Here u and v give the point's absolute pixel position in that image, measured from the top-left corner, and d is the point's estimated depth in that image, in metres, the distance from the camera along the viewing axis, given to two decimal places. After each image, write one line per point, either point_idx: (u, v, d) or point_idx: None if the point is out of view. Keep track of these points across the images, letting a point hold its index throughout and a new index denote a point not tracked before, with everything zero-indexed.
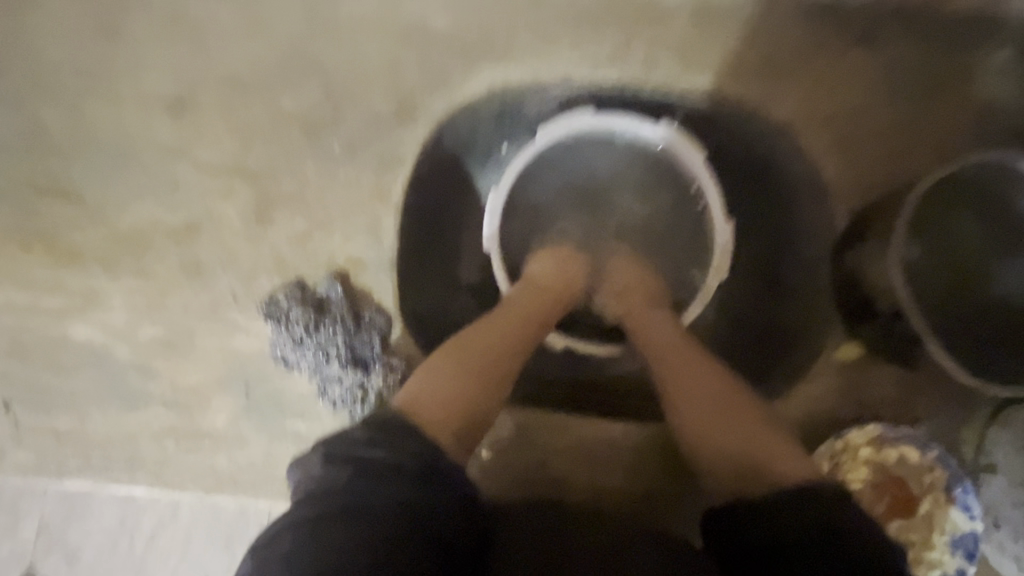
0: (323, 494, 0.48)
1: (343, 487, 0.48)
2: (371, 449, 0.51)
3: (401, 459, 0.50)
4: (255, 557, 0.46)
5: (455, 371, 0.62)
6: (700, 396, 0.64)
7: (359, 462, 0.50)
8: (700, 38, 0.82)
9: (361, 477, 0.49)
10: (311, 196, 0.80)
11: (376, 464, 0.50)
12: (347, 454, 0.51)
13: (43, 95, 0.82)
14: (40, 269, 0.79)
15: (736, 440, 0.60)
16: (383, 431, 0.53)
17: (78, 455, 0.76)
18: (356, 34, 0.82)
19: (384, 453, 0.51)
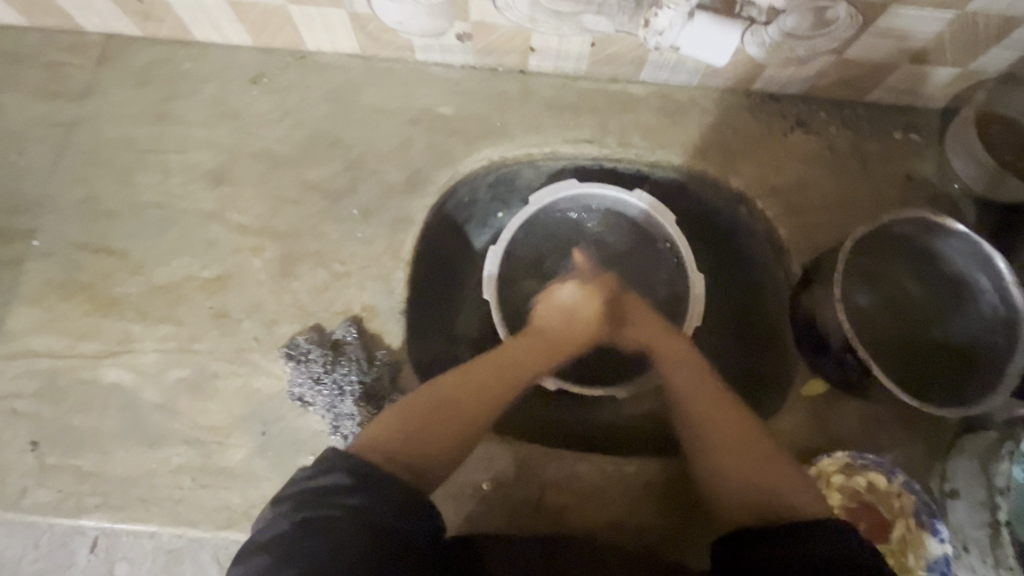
0: (293, 544, 0.56)
1: (316, 536, 0.56)
2: (342, 496, 0.58)
3: (372, 502, 0.58)
4: None
5: (426, 409, 0.70)
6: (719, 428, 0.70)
7: (332, 509, 0.57)
8: (665, 125, 0.98)
9: (337, 523, 0.56)
10: (330, 252, 0.91)
11: (344, 513, 0.57)
12: (320, 500, 0.58)
13: (100, 168, 0.94)
14: (82, 318, 0.87)
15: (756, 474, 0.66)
16: (355, 474, 0.60)
17: (98, 492, 0.80)
18: (375, 120, 0.97)
19: (355, 502, 0.58)
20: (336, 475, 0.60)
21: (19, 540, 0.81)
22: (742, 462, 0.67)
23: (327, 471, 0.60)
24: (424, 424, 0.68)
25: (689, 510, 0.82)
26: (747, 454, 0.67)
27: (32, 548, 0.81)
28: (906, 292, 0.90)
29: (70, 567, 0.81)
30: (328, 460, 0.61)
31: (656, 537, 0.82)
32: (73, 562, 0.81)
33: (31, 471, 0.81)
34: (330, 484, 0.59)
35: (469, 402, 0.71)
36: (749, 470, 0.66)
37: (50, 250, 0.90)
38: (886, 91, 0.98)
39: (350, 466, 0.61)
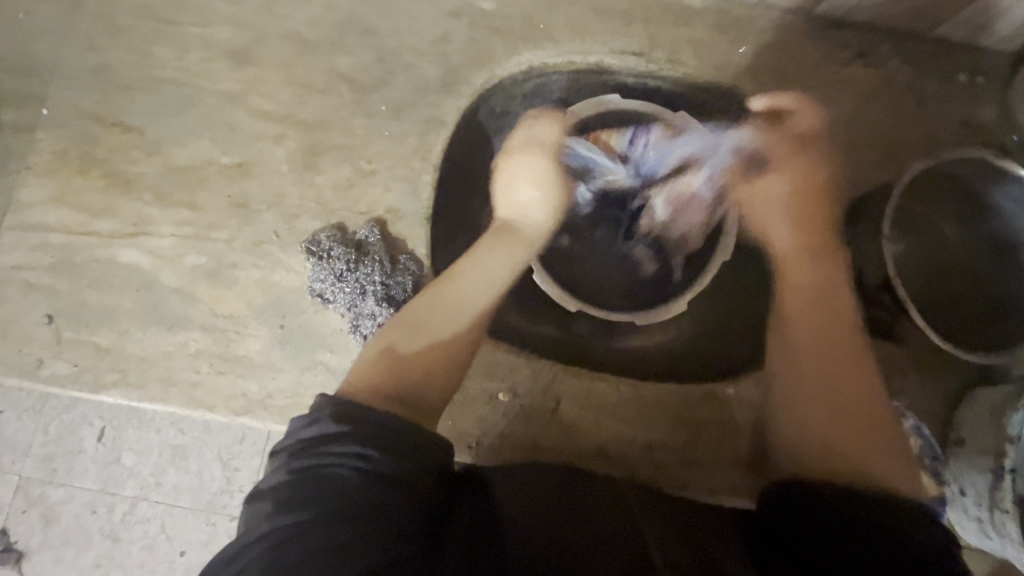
0: (293, 495, 0.52)
1: (312, 486, 0.52)
2: (342, 444, 0.54)
3: (363, 448, 0.54)
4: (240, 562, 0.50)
5: (389, 339, 0.66)
6: (829, 376, 0.70)
7: (330, 458, 0.53)
8: (721, 42, 0.91)
9: (326, 479, 0.53)
10: (357, 149, 0.86)
11: (341, 460, 0.53)
12: (315, 450, 0.54)
13: (114, 36, 0.88)
14: (97, 196, 0.84)
15: (845, 427, 0.66)
16: (348, 417, 0.56)
17: (116, 369, 0.80)
18: (411, 9, 0.90)
19: (349, 449, 0.54)
20: (327, 425, 0.55)
21: (28, 423, 0.82)
22: (833, 416, 0.67)
23: (315, 419, 0.56)
24: (412, 346, 0.65)
25: (699, 437, 0.84)
26: (843, 409, 0.67)
27: (42, 433, 0.82)
28: (945, 235, 0.87)
29: (79, 454, 0.82)
30: (319, 408, 0.57)
31: (664, 457, 0.84)
32: (82, 447, 0.82)
33: (48, 343, 0.80)
34: (321, 432, 0.55)
35: (437, 320, 0.68)
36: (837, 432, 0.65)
37: (63, 121, 0.86)
38: (959, 26, 0.91)
39: (333, 413, 0.56)
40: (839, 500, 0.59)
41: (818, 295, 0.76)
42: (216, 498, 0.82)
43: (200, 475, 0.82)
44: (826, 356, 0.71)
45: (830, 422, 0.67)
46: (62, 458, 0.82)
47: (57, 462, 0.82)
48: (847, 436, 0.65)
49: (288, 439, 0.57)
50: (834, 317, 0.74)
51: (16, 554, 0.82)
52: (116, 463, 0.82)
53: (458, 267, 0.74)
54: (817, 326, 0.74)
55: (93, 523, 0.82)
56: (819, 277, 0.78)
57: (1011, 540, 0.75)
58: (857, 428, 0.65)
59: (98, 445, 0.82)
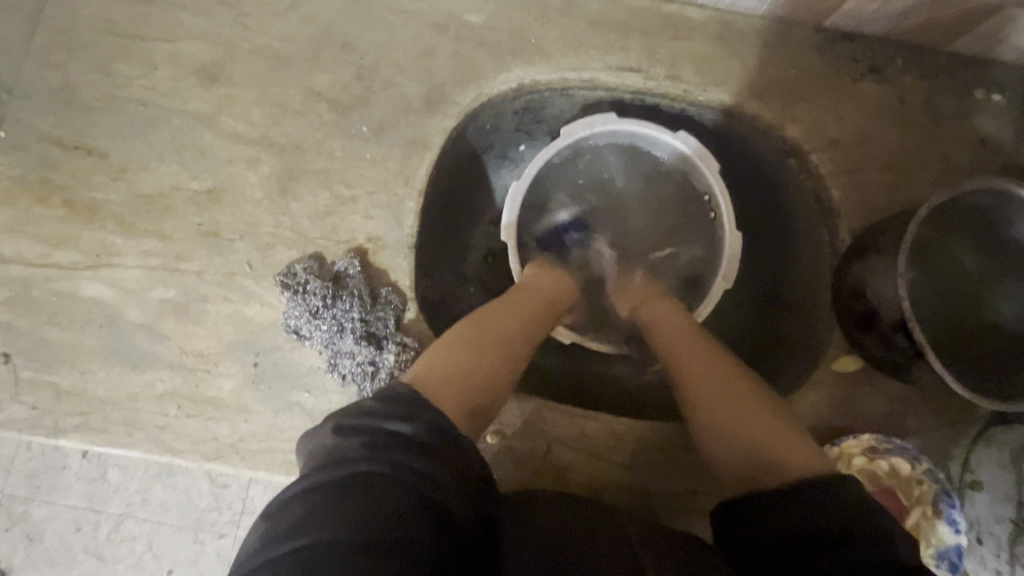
0: (332, 499, 0.44)
1: (361, 493, 0.44)
2: (403, 450, 0.47)
3: (431, 466, 0.48)
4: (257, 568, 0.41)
5: (454, 345, 0.61)
6: (703, 380, 0.64)
7: (389, 463, 0.47)
8: (723, 57, 0.86)
9: (382, 487, 0.45)
10: (336, 173, 0.81)
11: (400, 471, 0.46)
12: (379, 449, 0.47)
13: (77, 53, 0.83)
14: (58, 224, 0.79)
15: (747, 429, 0.58)
16: (422, 423, 0.50)
17: (77, 412, 0.75)
18: (393, 23, 0.85)
19: (423, 457, 0.48)
20: (404, 427, 0.49)
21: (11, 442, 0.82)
22: (731, 426, 0.59)
23: (388, 422, 0.49)
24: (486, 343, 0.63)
25: (698, 481, 0.79)
26: (736, 411, 0.60)
27: (26, 450, 0.82)
28: (962, 266, 0.81)
29: (63, 471, 0.82)
30: (400, 405, 0.51)
31: (660, 503, 0.79)
32: (66, 465, 0.82)
33: (3, 383, 0.75)
34: (392, 432, 0.49)
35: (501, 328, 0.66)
36: (739, 432, 0.59)
37: (21, 144, 0.80)
38: (975, 40, 0.86)
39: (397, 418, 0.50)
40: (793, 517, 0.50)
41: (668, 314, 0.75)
42: (204, 515, 0.81)
43: (188, 489, 0.81)
44: (687, 359, 0.67)
45: (731, 430, 0.59)
46: (47, 475, 0.82)
47: (41, 480, 0.82)
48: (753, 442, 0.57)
49: (348, 430, 0.49)
50: (676, 328, 0.72)
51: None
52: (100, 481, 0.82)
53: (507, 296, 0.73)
54: (675, 336, 0.71)
55: (78, 541, 0.82)
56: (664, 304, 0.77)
57: None
58: (736, 410, 0.60)
59: (83, 463, 0.82)
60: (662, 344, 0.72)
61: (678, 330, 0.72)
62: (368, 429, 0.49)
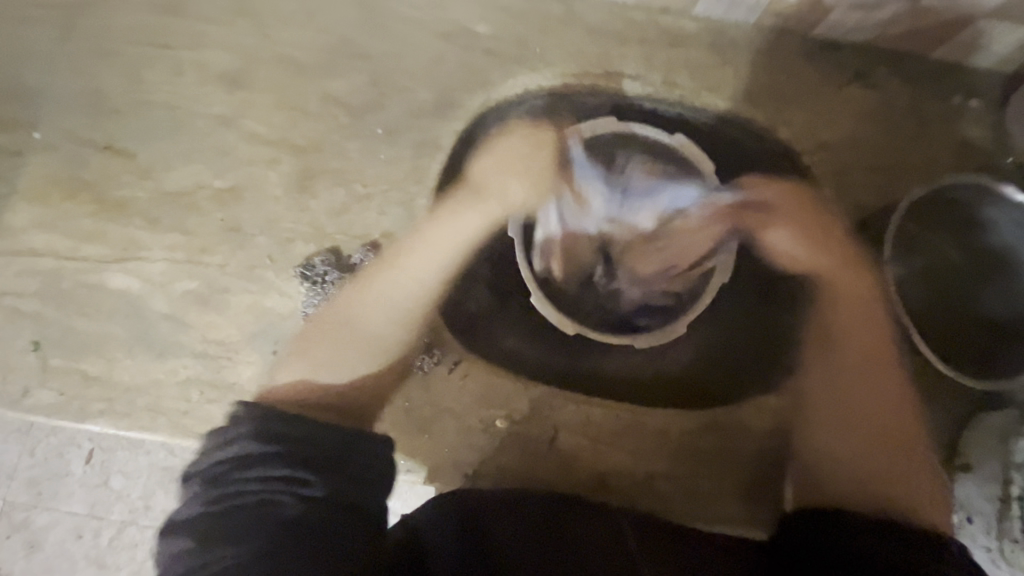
0: (217, 530, 0.52)
1: (244, 514, 0.53)
2: (259, 468, 0.55)
3: (302, 475, 0.55)
4: None
5: (307, 354, 0.72)
6: (835, 422, 0.74)
7: (246, 484, 0.54)
8: (716, 66, 0.92)
9: (239, 514, 0.53)
10: (352, 172, 0.86)
11: (262, 487, 0.54)
12: (232, 478, 0.54)
13: (105, 60, 0.87)
14: (86, 220, 0.82)
15: (871, 468, 0.68)
16: (270, 431, 0.57)
17: (103, 398, 0.78)
18: (405, 33, 0.90)
19: (278, 471, 0.55)
20: (243, 446, 0.56)
21: (13, 447, 0.81)
22: (858, 467, 0.69)
23: (231, 441, 0.56)
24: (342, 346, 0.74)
25: (700, 465, 0.82)
26: (867, 454, 0.70)
27: (28, 456, 0.81)
28: (948, 259, 0.85)
29: (65, 477, 0.81)
30: (231, 428, 0.57)
31: (664, 486, 0.82)
32: (68, 472, 0.81)
33: (32, 371, 0.78)
34: (231, 459, 0.55)
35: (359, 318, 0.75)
36: (846, 464, 0.70)
37: (51, 145, 0.84)
38: (953, 49, 0.92)
39: (266, 434, 0.57)
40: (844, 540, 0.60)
41: (853, 340, 0.75)
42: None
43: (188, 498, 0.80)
44: (847, 410, 0.73)
45: (861, 469, 0.68)
46: (48, 482, 0.81)
47: (43, 490, 0.81)
48: (873, 477, 0.68)
49: (201, 466, 0.56)
50: (836, 371, 0.76)
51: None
52: (103, 489, 0.81)
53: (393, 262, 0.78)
54: (825, 380, 0.76)
55: (79, 549, 0.81)
56: (867, 333, 0.75)
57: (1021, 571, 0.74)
58: (864, 445, 0.70)
59: (83, 474, 0.81)
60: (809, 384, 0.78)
61: (833, 374, 0.76)
62: (218, 452, 0.56)
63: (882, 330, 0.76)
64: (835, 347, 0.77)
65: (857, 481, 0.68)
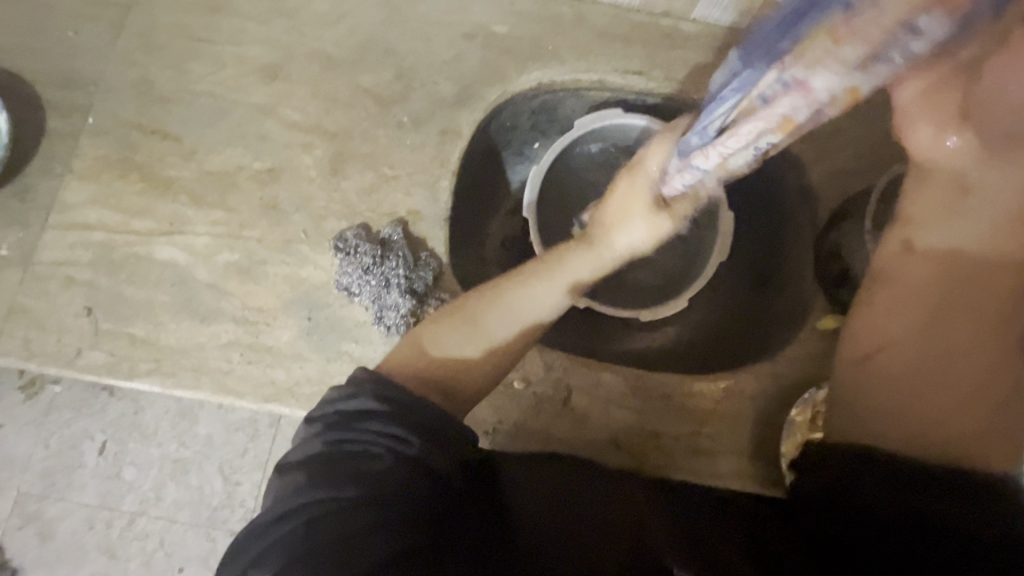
0: (328, 469, 0.59)
1: (354, 461, 0.59)
2: (372, 422, 0.61)
3: (410, 441, 0.61)
4: (286, 518, 0.57)
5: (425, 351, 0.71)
6: (907, 368, 0.73)
7: (360, 434, 0.61)
8: (713, 63, 1.00)
9: (347, 458, 0.59)
10: (380, 156, 0.93)
11: (375, 438, 0.61)
12: (349, 426, 0.61)
13: (154, 53, 0.95)
14: (136, 197, 0.89)
15: (925, 421, 0.69)
16: (387, 394, 0.63)
17: (151, 359, 0.84)
18: (430, 32, 0.98)
19: (387, 429, 0.61)
20: (364, 400, 0.63)
21: (30, 438, 0.92)
22: (905, 417, 0.70)
23: (356, 395, 0.63)
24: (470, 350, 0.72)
25: (702, 424, 0.88)
26: (929, 408, 0.70)
27: (44, 447, 0.92)
28: None
29: (80, 468, 0.92)
30: (355, 384, 0.64)
31: (670, 444, 0.88)
32: (82, 463, 0.92)
33: (85, 334, 0.85)
34: (354, 410, 0.62)
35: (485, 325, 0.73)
36: (907, 415, 0.70)
37: (104, 128, 0.92)
38: None
39: (386, 395, 0.63)
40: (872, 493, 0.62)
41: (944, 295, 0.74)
42: (216, 513, 0.91)
43: (200, 488, 0.91)
44: (930, 362, 0.72)
45: (905, 414, 0.70)
46: (63, 473, 0.92)
47: (58, 482, 0.91)
48: (919, 431, 0.68)
49: (322, 412, 0.64)
50: (935, 327, 0.74)
51: (11, 569, 0.91)
52: (113, 481, 0.92)
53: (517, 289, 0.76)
54: (910, 329, 0.74)
55: (90, 538, 0.91)
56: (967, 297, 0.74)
57: None
58: (928, 401, 0.70)
59: (97, 465, 0.92)
60: (908, 321, 0.75)
61: (921, 325, 0.74)
62: (340, 402, 0.63)
63: (1002, 300, 0.73)
64: (926, 299, 0.75)
65: (907, 434, 0.68)
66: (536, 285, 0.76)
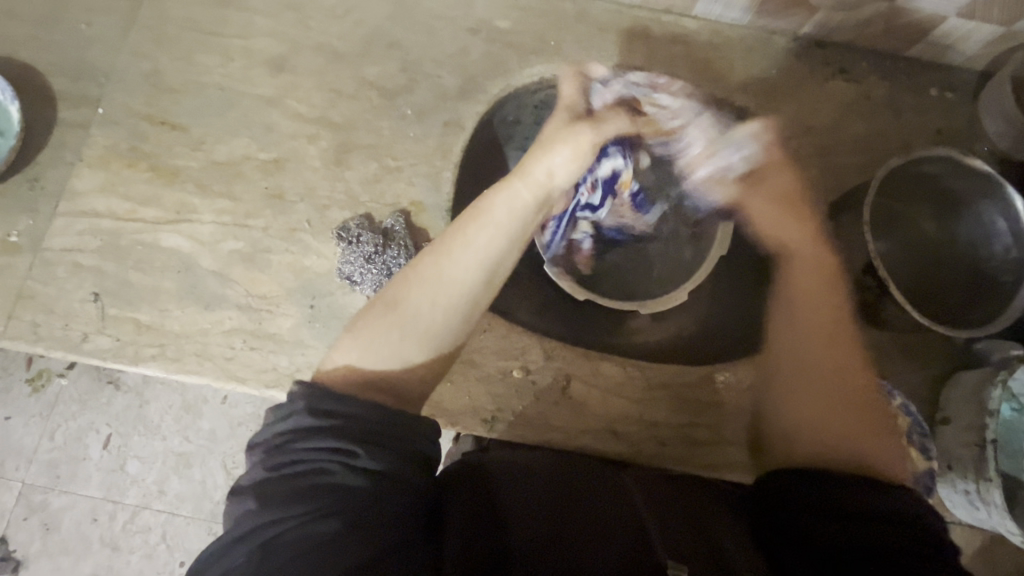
0: (275, 492, 0.56)
1: (299, 481, 0.56)
2: (314, 438, 0.57)
3: (354, 451, 0.57)
4: (237, 548, 0.54)
5: (356, 339, 0.66)
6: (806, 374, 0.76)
7: (302, 452, 0.57)
8: (715, 58, 1.01)
9: (292, 479, 0.56)
10: (383, 147, 0.94)
11: (317, 454, 0.57)
12: (291, 446, 0.58)
13: (164, 45, 0.97)
14: (144, 186, 0.91)
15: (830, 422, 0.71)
16: (324, 404, 0.60)
17: (155, 345, 0.85)
18: (434, 26, 1.00)
19: (329, 442, 0.57)
20: (302, 417, 0.59)
21: None
22: (820, 418, 0.72)
23: (293, 414, 0.60)
24: (397, 341, 0.66)
25: (698, 414, 0.89)
26: (843, 411, 0.72)
27: None
28: (923, 232, 0.96)
29: None
30: (293, 402, 0.60)
31: (668, 433, 0.88)
32: None
33: (91, 319, 0.86)
34: (294, 429, 0.59)
35: (423, 315, 0.67)
36: (821, 428, 0.72)
37: (113, 119, 0.94)
38: (927, 47, 1.01)
39: (326, 407, 0.60)
40: (830, 531, 0.62)
41: (800, 315, 0.79)
42: None
43: None
44: (813, 367, 0.76)
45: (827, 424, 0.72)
46: None
47: None
48: (840, 439, 0.70)
49: (265, 435, 0.60)
50: (812, 333, 0.78)
51: None
52: None
53: (449, 247, 0.70)
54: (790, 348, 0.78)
55: None
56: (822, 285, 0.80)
57: (997, 508, 0.81)
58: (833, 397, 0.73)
59: None
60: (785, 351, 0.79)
61: (803, 343, 0.78)
62: (279, 424, 0.60)
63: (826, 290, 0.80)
64: (783, 315, 0.81)
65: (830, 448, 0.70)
66: (448, 264, 0.69)
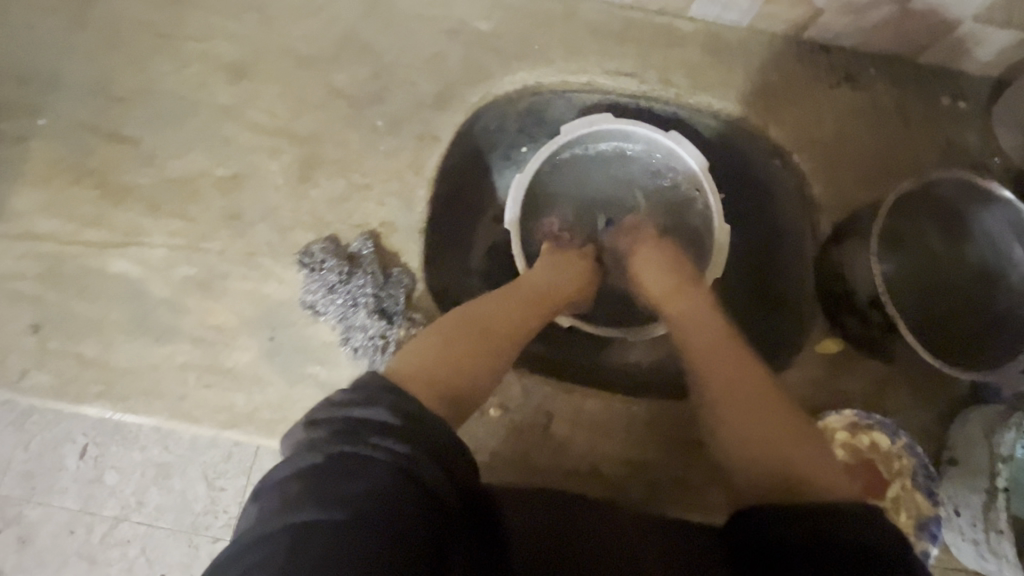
0: (325, 485, 0.43)
1: (352, 479, 0.44)
2: (387, 438, 0.47)
3: (424, 471, 0.47)
4: (256, 549, 0.40)
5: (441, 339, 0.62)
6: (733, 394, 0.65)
7: (370, 449, 0.46)
8: (713, 64, 0.93)
9: (344, 474, 0.44)
10: (351, 163, 0.87)
11: (382, 458, 0.46)
12: (360, 437, 0.46)
13: (112, 49, 0.89)
14: (89, 205, 0.84)
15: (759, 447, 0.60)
16: (403, 403, 0.50)
17: (102, 381, 0.79)
18: (408, 29, 0.92)
19: (399, 450, 0.46)
20: (381, 411, 0.48)
21: (9, 438, 0.84)
22: (748, 444, 0.61)
23: (369, 403, 0.49)
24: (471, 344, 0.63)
25: (689, 454, 0.83)
26: (761, 429, 0.62)
27: (22, 450, 0.84)
28: (930, 250, 0.89)
29: (60, 471, 0.84)
30: (372, 392, 0.50)
31: (657, 474, 0.82)
32: (63, 466, 0.84)
33: (32, 353, 0.80)
34: (367, 419, 0.48)
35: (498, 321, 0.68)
36: (753, 454, 0.60)
37: (57, 132, 0.86)
38: (943, 52, 0.93)
39: (408, 408, 0.49)
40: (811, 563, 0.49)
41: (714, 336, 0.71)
42: (200, 519, 0.83)
43: (184, 493, 0.84)
44: (731, 383, 0.66)
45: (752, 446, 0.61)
46: (43, 476, 0.84)
47: (37, 484, 0.84)
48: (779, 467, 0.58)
49: (328, 415, 0.49)
50: (731, 355, 0.68)
51: None
52: (94, 485, 0.84)
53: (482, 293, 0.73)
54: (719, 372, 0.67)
55: (71, 544, 0.84)
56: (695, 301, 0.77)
57: (1007, 560, 0.75)
58: (753, 411, 0.63)
59: (77, 467, 0.84)
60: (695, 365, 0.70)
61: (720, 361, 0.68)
62: (358, 408, 0.49)
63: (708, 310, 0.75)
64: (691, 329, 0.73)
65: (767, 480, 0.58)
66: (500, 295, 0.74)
